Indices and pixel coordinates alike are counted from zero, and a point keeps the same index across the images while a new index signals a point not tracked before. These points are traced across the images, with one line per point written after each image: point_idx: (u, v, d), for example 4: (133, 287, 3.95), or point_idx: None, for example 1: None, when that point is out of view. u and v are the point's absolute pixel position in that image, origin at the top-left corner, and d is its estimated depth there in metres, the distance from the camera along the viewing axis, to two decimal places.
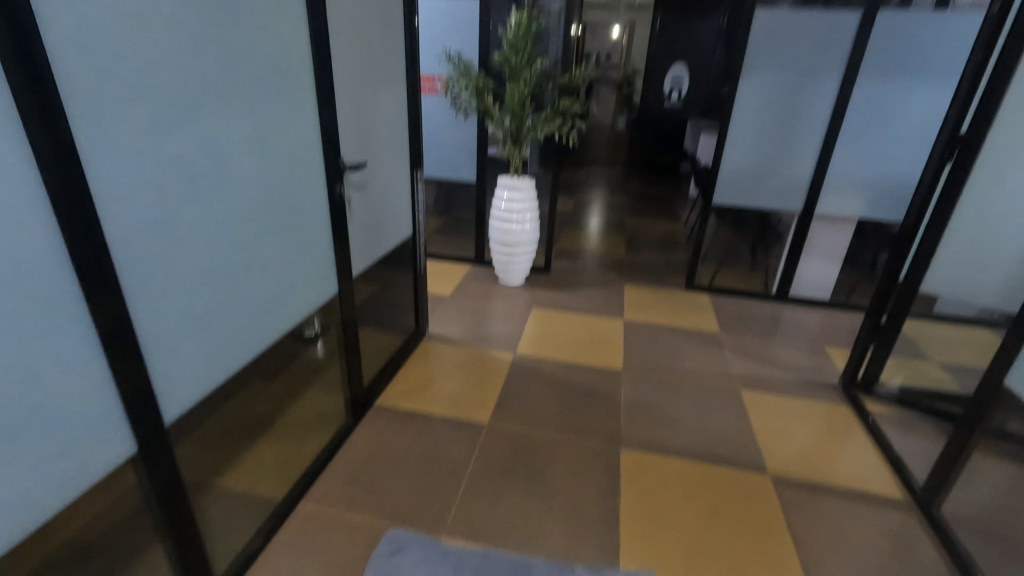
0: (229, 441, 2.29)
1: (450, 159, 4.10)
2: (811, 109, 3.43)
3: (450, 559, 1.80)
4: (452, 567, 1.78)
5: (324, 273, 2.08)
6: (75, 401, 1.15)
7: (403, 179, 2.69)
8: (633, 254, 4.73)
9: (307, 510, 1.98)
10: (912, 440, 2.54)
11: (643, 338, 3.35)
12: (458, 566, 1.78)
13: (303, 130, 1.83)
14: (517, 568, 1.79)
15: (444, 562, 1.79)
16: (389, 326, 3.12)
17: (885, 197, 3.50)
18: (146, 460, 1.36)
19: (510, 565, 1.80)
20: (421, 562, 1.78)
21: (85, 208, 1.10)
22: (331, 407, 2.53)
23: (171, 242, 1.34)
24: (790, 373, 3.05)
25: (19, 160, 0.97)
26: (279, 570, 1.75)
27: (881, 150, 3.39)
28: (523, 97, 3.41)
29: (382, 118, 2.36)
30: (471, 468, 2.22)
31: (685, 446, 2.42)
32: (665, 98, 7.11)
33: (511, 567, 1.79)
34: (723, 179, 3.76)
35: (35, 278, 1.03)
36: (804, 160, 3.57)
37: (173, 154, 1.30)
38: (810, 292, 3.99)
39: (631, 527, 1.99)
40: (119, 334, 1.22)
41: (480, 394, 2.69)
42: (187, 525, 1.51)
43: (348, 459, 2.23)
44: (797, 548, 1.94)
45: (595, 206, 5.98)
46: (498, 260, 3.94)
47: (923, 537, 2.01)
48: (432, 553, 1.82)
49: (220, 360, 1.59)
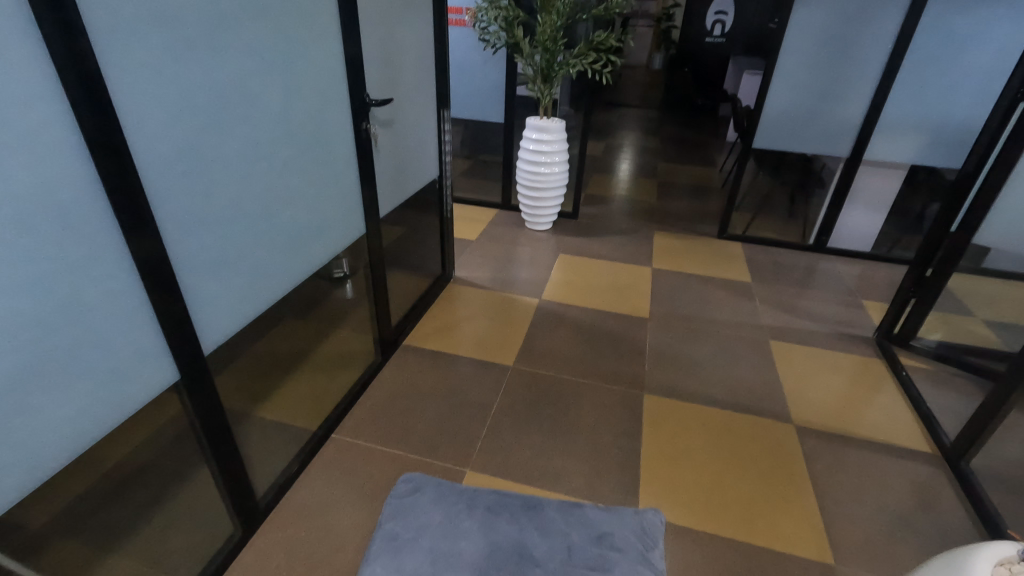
0: (265, 375, 2.39)
1: (478, 99, 3.96)
2: (871, 43, 3.14)
3: (465, 498, 1.80)
4: (466, 506, 1.77)
5: (352, 213, 2.07)
6: (118, 332, 1.20)
7: (430, 117, 2.60)
8: (664, 200, 4.58)
9: (340, 441, 2.08)
10: (946, 395, 2.48)
11: (671, 286, 3.29)
12: (473, 504, 1.78)
13: (328, 62, 1.76)
14: (530, 507, 1.79)
15: (457, 501, 1.79)
16: (416, 269, 3.13)
17: (944, 142, 3.24)
18: (189, 388, 1.43)
19: (524, 504, 1.79)
20: (436, 501, 1.78)
21: (117, 142, 1.09)
22: (361, 345, 2.61)
23: (201, 178, 1.34)
24: (822, 325, 2.98)
25: (47, 90, 0.96)
26: (315, 494, 1.87)
27: (946, 90, 3.10)
28: (555, 30, 3.19)
29: (408, 50, 2.26)
30: (496, 407, 2.28)
31: (709, 394, 2.42)
32: (707, 32, 6.63)
33: (525, 506, 1.78)
34: (766, 121, 3.54)
35: (73, 211, 1.04)
36: (857, 101, 3.32)
37: (199, 87, 1.27)
38: (850, 243, 3.82)
39: (651, 469, 2.03)
40: (157, 268, 1.25)
41: (505, 337, 2.72)
42: (230, 449, 1.60)
43: (377, 395, 2.31)
44: (817, 496, 1.96)
45: (626, 149, 5.76)
46: (526, 205, 3.87)
47: (947, 490, 2.01)
48: (445, 492, 1.82)
49: (254, 296, 1.63)
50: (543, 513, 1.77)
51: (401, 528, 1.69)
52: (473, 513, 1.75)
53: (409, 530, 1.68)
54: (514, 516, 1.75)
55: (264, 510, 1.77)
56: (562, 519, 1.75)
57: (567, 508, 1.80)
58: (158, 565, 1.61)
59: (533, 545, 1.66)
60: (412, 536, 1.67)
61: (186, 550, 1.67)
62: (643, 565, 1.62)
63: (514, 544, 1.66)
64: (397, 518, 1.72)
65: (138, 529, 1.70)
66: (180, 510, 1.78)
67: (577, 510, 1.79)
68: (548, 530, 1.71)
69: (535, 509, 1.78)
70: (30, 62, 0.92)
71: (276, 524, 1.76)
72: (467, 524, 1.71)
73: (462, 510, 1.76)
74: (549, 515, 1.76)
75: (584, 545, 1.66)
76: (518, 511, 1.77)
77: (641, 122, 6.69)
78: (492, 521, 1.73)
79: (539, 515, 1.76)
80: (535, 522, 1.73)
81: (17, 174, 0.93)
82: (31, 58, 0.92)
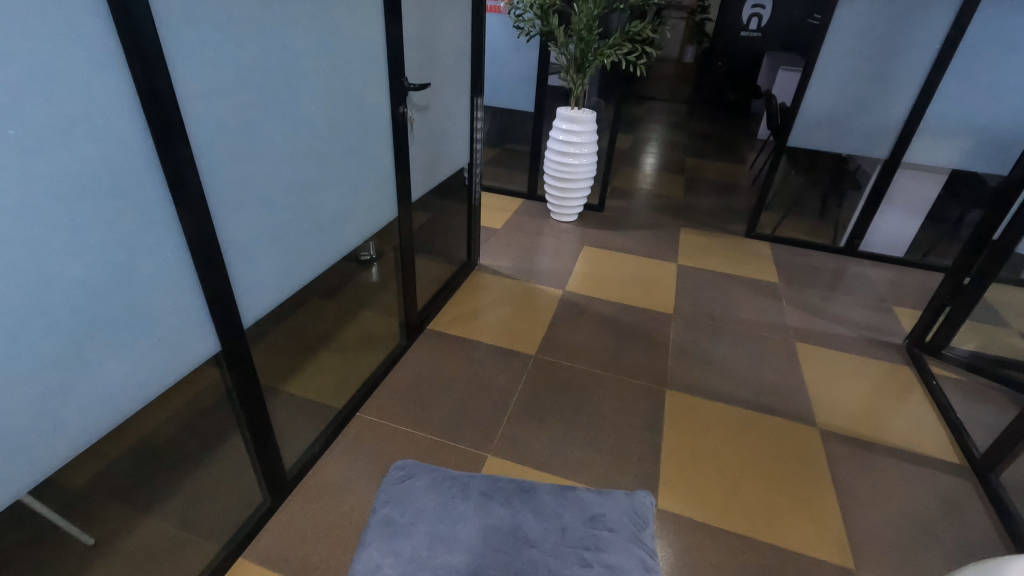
0: (294, 352, 2.45)
1: (509, 86, 3.95)
2: (919, 41, 3.03)
3: (459, 483, 1.40)
4: (458, 491, 1.37)
5: (386, 196, 2.09)
6: (165, 303, 1.24)
7: (463, 104, 2.60)
8: (691, 196, 4.52)
9: (364, 420, 2.12)
10: (976, 407, 2.43)
11: (696, 283, 3.26)
12: (465, 489, 1.37)
13: (370, 45, 1.77)
14: (524, 488, 1.39)
15: (451, 486, 1.38)
16: (441, 255, 3.16)
17: (990, 147, 3.13)
18: (228, 360, 1.47)
19: (518, 487, 1.39)
20: (429, 487, 1.38)
21: (172, 118, 1.12)
22: (386, 326, 2.64)
23: (247, 156, 1.37)
24: (850, 329, 2.93)
25: (111, 64, 0.99)
26: (340, 470, 1.91)
27: (996, 91, 2.99)
28: (591, 19, 3.14)
29: (446, 35, 2.26)
30: (517, 395, 2.30)
31: (732, 393, 2.41)
32: (742, 25, 6.47)
33: (518, 488, 1.38)
34: (803, 119, 3.46)
35: (128, 183, 1.08)
36: (900, 101, 3.22)
37: (248, 65, 1.29)
38: (884, 247, 3.72)
39: (671, 465, 2.03)
40: (205, 242, 1.29)
41: (528, 326, 2.74)
42: (263, 422, 1.65)
43: (401, 377, 2.35)
44: (840, 502, 1.94)
45: (653, 143, 5.68)
46: (552, 195, 3.86)
47: (974, 503, 1.97)
48: (440, 478, 1.42)
49: (292, 274, 1.66)
50: (538, 496, 1.36)
51: (397, 513, 1.32)
52: (466, 498, 1.35)
53: (406, 514, 1.31)
54: (507, 499, 1.35)
55: (291, 482, 1.82)
56: (556, 502, 1.35)
57: (560, 489, 1.39)
58: (190, 529, 1.68)
59: (527, 527, 1.28)
60: (410, 520, 1.30)
61: (217, 516, 1.73)
62: (638, 550, 1.26)
63: (507, 526, 1.28)
64: (395, 502, 1.35)
65: (172, 493, 1.77)
66: (212, 477, 1.84)
67: (570, 493, 1.38)
68: (542, 511, 1.32)
69: (530, 492, 1.38)
70: (95, 36, 0.95)
71: (303, 497, 1.81)
72: (459, 510, 1.32)
73: (455, 496, 1.36)
74: (542, 498, 1.36)
75: (577, 527, 1.29)
76: (511, 494, 1.36)
77: (669, 116, 6.58)
78: (487, 505, 1.33)
79: (532, 498, 1.36)
80: (530, 505, 1.34)
81: (79, 145, 0.97)
82: (97, 34, 0.95)
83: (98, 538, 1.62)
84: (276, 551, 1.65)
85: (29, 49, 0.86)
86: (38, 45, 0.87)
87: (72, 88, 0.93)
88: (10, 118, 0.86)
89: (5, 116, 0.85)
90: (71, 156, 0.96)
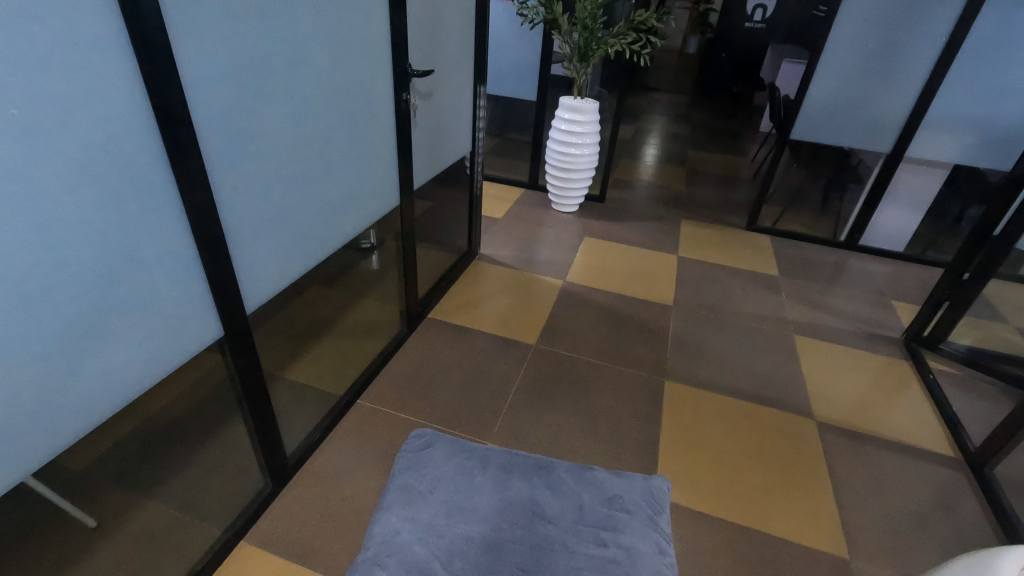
0: (295, 338, 2.45)
1: (511, 75, 3.91)
2: (926, 34, 3.01)
3: (477, 455, 1.41)
4: (477, 463, 1.38)
5: (388, 183, 2.08)
6: (168, 287, 1.24)
7: (465, 92, 2.58)
8: (691, 188, 4.51)
9: (365, 407, 2.13)
10: (972, 401, 2.45)
11: (696, 275, 3.27)
12: (484, 462, 1.38)
13: (374, 31, 1.75)
14: (543, 465, 1.40)
15: (470, 457, 1.40)
16: (442, 244, 3.15)
17: (993, 142, 3.12)
18: (231, 345, 1.47)
19: (535, 463, 1.41)
20: (449, 456, 1.40)
21: (175, 102, 1.10)
22: (387, 314, 2.64)
23: (249, 142, 1.35)
24: (848, 323, 2.94)
25: (114, 45, 0.97)
26: (340, 456, 1.92)
27: (1001, 87, 2.98)
28: (596, 7, 3.11)
29: (450, 22, 2.23)
30: (518, 385, 2.31)
31: (731, 384, 2.42)
32: (746, 17, 6.43)
33: (536, 465, 1.40)
34: (807, 111, 3.44)
35: (133, 167, 1.07)
36: (904, 95, 3.20)
37: (250, 49, 1.27)
38: (884, 241, 3.73)
39: (670, 455, 2.05)
40: (208, 227, 1.28)
41: (528, 316, 2.74)
42: (265, 407, 1.66)
43: (402, 365, 2.35)
44: (836, 493, 1.96)
45: (654, 134, 5.66)
46: (554, 185, 3.85)
47: (968, 495, 1.99)
48: (460, 448, 1.43)
49: (294, 261, 1.66)
50: (555, 473, 1.38)
51: (415, 480, 1.34)
52: (485, 470, 1.36)
53: (424, 482, 1.33)
54: (525, 475, 1.36)
55: (293, 467, 1.83)
56: (574, 481, 1.36)
57: (579, 469, 1.40)
58: (192, 513, 1.69)
59: (544, 503, 1.29)
60: (428, 488, 1.32)
61: (219, 501, 1.74)
62: (655, 534, 1.27)
63: (525, 500, 1.29)
64: (413, 470, 1.37)
65: (174, 477, 1.78)
66: (213, 461, 1.85)
67: (589, 473, 1.39)
68: (560, 489, 1.33)
69: (548, 469, 1.39)
70: (100, 17, 0.94)
71: (304, 482, 1.83)
72: (477, 481, 1.33)
73: (474, 467, 1.37)
74: (560, 475, 1.38)
75: (594, 507, 1.30)
76: (530, 470, 1.38)
77: (671, 107, 6.55)
78: (506, 479, 1.35)
79: (549, 475, 1.37)
80: (547, 482, 1.35)
81: (83, 127, 0.96)
82: (101, 14, 0.94)
83: (101, 520, 1.62)
84: (278, 534, 1.66)
85: (32, 28, 0.85)
86: (42, 25, 0.86)
87: (75, 69, 0.92)
88: (14, 98, 0.85)
89: (9, 96, 0.84)
90: (75, 137, 0.95)
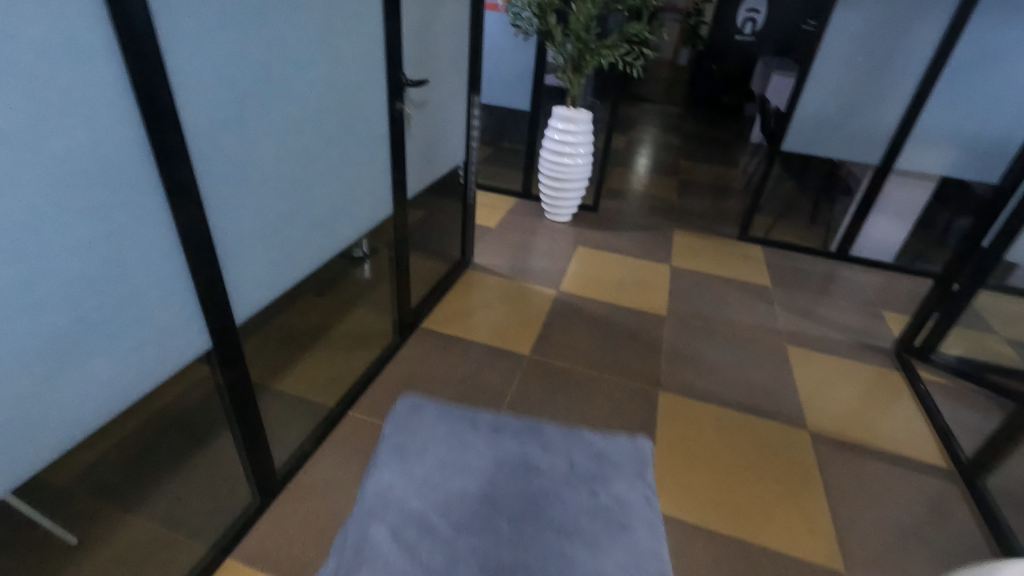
0: (284, 349, 2.41)
1: (504, 85, 3.93)
2: (913, 49, 3.06)
3: (469, 417, 1.53)
4: (469, 424, 1.50)
5: (381, 192, 2.07)
6: (156, 298, 1.21)
7: (459, 101, 2.58)
8: (684, 198, 4.54)
9: (355, 419, 2.10)
10: (963, 412, 2.46)
11: (689, 285, 3.27)
12: (476, 422, 1.50)
13: (367, 39, 1.74)
14: (532, 426, 1.51)
15: (461, 418, 1.51)
16: (435, 253, 3.14)
17: (978, 155, 3.17)
18: (218, 357, 1.44)
19: (525, 424, 1.52)
20: (441, 418, 1.51)
21: (166, 110, 1.09)
22: (379, 324, 2.62)
23: (241, 150, 1.34)
24: (840, 333, 2.96)
25: (103, 51, 0.95)
26: (330, 470, 1.89)
27: (985, 101, 3.03)
28: (589, 18, 3.13)
29: (444, 32, 2.23)
30: (511, 396, 2.28)
31: (725, 395, 2.41)
32: (737, 29, 6.53)
33: (527, 426, 1.51)
34: (797, 123, 3.48)
35: (120, 176, 1.05)
36: (892, 108, 3.25)
37: (244, 56, 1.26)
38: (874, 252, 3.77)
39: (663, 467, 2.04)
40: (197, 237, 1.26)
41: (521, 326, 2.72)
42: (253, 419, 1.62)
43: (394, 376, 2.32)
44: (830, 505, 1.95)
45: (646, 144, 5.70)
46: (547, 195, 3.85)
47: (960, 506, 1.99)
48: (451, 411, 1.55)
49: (284, 271, 1.63)
50: (545, 433, 1.49)
51: (410, 439, 1.44)
52: (477, 430, 1.47)
53: (418, 439, 1.44)
54: (516, 434, 1.47)
55: (281, 481, 1.79)
56: (562, 438, 1.47)
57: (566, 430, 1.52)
58: (177, 528, 1.65)
59: (535, 459, 1.41)
60: (423, 445, 1.42)
61: (205, 516, 1.70)
62: (641, 485, 1.37)
63: (517, 456, 1.41)
64: (407, 429, 1.47)
65: (159, 491, 1.74)
66: (200, 475, 1.81)
67: (577, 434, 1.50)
68: (549, 447, 1.45)
69: (537, 430, 1.50)
70: (89, 23, 0.92)
71: (293, 496, 1.79)
72: (471, 440, 1.45)
73: (466, 427, 1.49)
74: (549, 434, 1.49)
75: (583, 462, 1.41)
76: (521, 431, 1.49)
77: (663, 118, 6.61)
78: (498, 438, 1.46)
79: (538, 435, 1.48)
80: (536, 441, 1.47)
81: (70, 136, 0.94)
82: (90, 21, 0.92)
83: (82, 537, 1.58)
84: (266, 550, 1.62)
85: (19, 35, 0.83)
86: (28, 33, 0.84)
87: (63, 77, 0.90)
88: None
89: None
90: (62, 146, 0.93)
